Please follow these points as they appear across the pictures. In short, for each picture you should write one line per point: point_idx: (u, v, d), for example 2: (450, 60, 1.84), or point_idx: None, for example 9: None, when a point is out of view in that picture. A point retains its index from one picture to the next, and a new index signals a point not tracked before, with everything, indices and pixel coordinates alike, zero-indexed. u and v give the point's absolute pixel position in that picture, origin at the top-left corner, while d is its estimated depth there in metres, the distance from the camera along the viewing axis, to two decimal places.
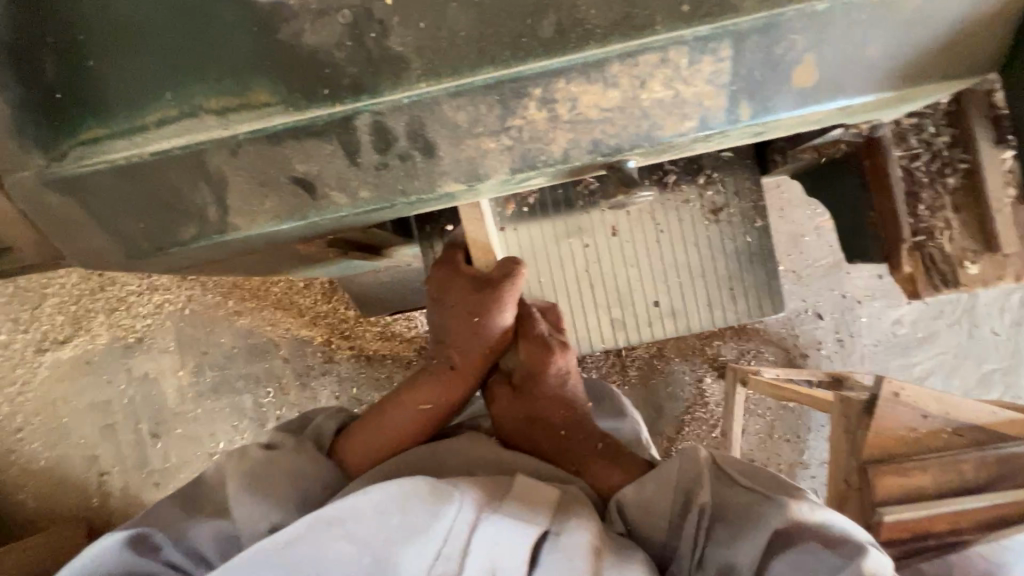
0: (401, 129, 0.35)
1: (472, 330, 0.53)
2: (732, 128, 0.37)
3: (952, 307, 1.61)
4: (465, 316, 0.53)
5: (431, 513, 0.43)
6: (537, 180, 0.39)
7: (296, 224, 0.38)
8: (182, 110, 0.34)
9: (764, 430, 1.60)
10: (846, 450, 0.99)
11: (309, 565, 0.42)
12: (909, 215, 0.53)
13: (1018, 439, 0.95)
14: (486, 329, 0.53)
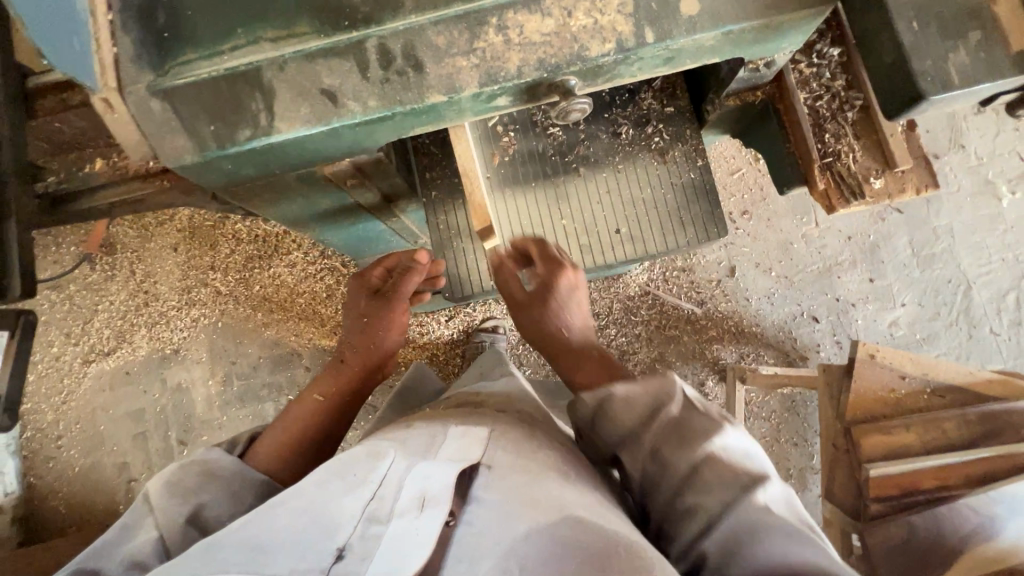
0: (399, 50, 0.49)
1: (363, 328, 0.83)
2: (642, 47, 0.50)
3: (948, 308, 1.64)
4: (358, 320, 0.84)
5: (368, 468, 0.53)
6: (504, 101, 0.54)
7: (321, 128, 0.50)
8: (248, 40, 0.49)
9: (770, 434, 1.61)
10: (833, 414, 1.02)
11: (260, 535, 0.48)
12: (818, 143, 0.64)
13: (999, 398, 0.98)
14: (375, 325, 0.83)
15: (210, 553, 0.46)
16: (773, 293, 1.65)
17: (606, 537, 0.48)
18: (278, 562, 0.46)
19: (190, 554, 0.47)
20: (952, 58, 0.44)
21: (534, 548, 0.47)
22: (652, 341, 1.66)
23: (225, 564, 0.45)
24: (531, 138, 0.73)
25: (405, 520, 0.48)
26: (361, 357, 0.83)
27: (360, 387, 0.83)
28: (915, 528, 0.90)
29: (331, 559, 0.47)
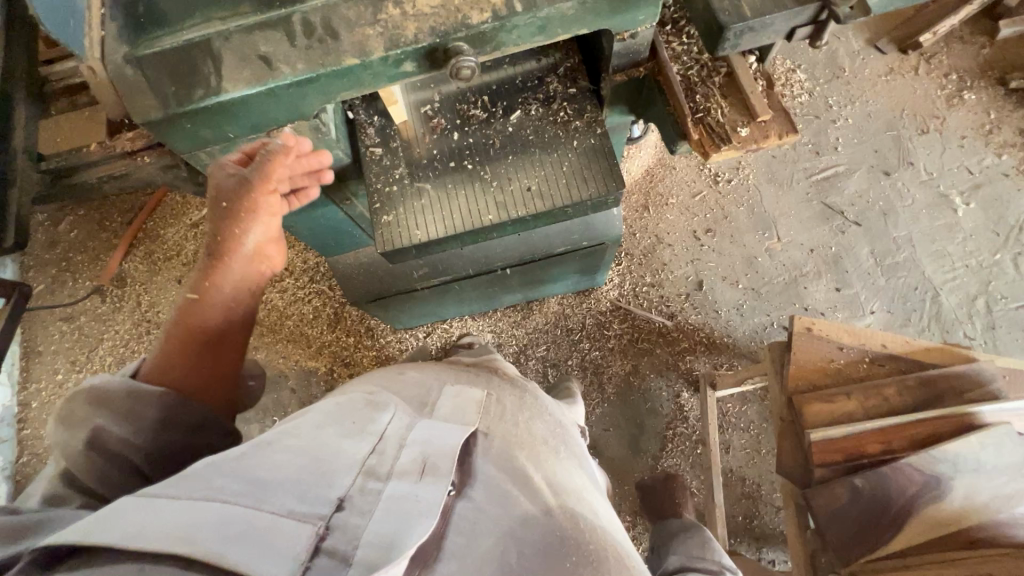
0: (318, 22, 0.63)
1: (228, 223, 0.70)
2: (512, 15, 0.63)
3: (919, 314, 1.66)
4: (220, 208, 0.70)
5: (371, 418, 0.58)
6: (411, 68, 0.67)
7: (259, 88, 0.64)
8: (202, 19, 0.63)
9: (751, 445, 1.58)
10: (779, 389, 1.05)
11: (258, 470, 0.47)
12: (689, 102, 0.74)
13: (937, 365, 1.00)
14: (241, 212, 0.70)
15: (206, 480, 0.45)
16: (742, 304, 1.69)
17: (568, 523, 0.60)
18: (278, 498, 0.46)
19: (185, 475, 0.46)
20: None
21: (530, 534, 0.56)
22: (626, 354, 1.69)
23: (224, 494, 0.44)
24: (454, 119, 0.85)
25: (405, 482, 0.50)
26: (229, 252, 0.70)
27: (243, 273, 0.71)
28: (859, 491, 0.89)
29: (330, 507, 0.47)
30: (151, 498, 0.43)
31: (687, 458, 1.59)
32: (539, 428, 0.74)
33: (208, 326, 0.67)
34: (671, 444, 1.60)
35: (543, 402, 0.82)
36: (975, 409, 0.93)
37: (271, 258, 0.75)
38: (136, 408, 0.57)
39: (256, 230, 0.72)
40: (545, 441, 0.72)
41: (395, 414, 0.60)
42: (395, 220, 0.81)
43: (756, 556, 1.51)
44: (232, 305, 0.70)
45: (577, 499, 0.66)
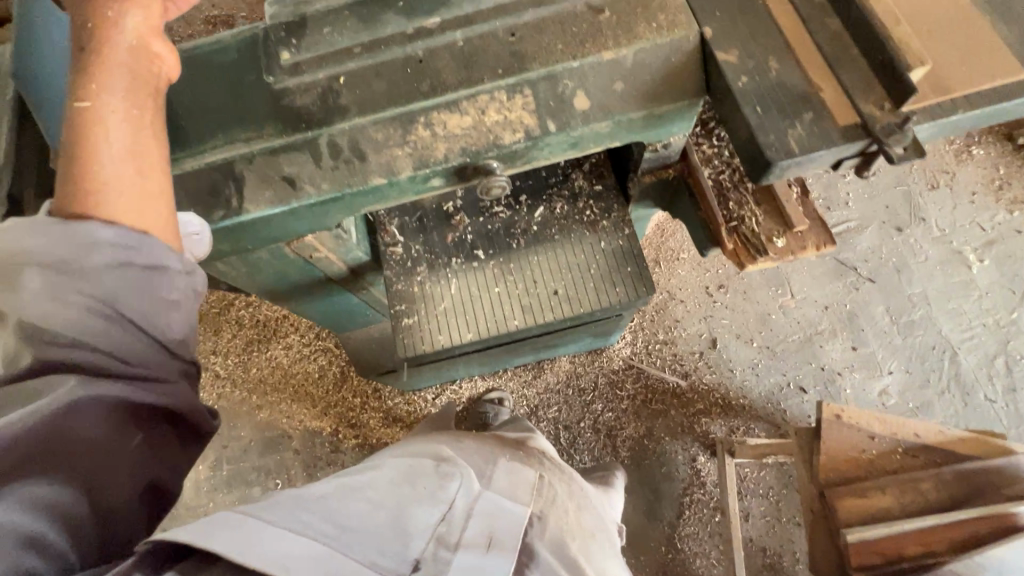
0: (345, 144, 0.61)
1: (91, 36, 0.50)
2: (545, 135, 0.61)
3: (937, 375, 1.63)
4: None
5: (439, 484, 0.62)
6: (438, 184, 0.65)
7: (281, 208, 0.61)
8: (224, 140, 0.61)
9: (770, 513, 1.53)
10: (807, 478, 1.02)
11: (342, 514, 0.53)
12: (723, 209, 0.72)
13: (974, 457, 0.96)
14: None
15: (299, 513, 0.52)
16: (757, 364, 1.66)
17: None
18: (362, 547, 0.51)
19: (281, 503, 0.53)
20: (791, 132, 0.54)
21: None
22: (639, 416, 1.65)
23: (314, 532, 0.50)
24: (475, 217, 0.83)
25: (472, 553, 0.56)
26: (100, 59, 0.49)
27: (137, 66, 0.51)
28: None
29: (408, 566, 0.52)
30: (255, 521, 0.49)
31: (705, 527, 1.54)
32: (588, 521, 0.77)
33: (112, 141, 0.47)
34: (688, 511, 1.55)
35: (591, 498, 0.85)
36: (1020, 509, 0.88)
37: (163, 55, 0.53)
38: (67, 237, 0.44)
39: (131, 31, 0.51)
40: (594, 536, 0.75)
41: (462, 483, 0.64)
42: (416, 322, 0.77)
43: None
44: (134, 110, 0.49)
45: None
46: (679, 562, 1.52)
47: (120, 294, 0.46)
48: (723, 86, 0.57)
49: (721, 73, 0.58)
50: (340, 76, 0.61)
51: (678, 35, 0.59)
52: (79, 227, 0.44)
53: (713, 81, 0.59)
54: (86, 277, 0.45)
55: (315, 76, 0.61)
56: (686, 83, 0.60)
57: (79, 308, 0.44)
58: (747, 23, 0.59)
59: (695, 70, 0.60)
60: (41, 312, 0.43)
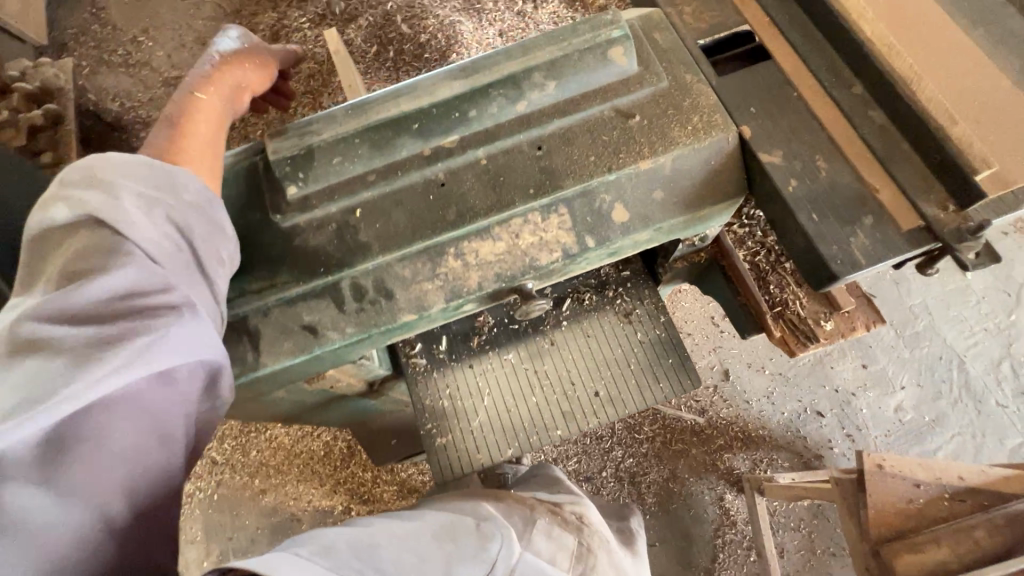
0: (370, 284, 0.56)
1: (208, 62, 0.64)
2: (585, 252, 0.56)
3: (948, 385, 1.64)
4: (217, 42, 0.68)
5: (480, 545, 0.57)
6: (471, 307, 0.59)
7: (303, 358, 0.55)
8: (235, 291, 0.56)
9: (805, 546, 1.50)
10: (857, 534, 0.99)
11: (387, 565, 0.50)
12: (765, 295, 0.68)
13: (1021, 495, 0.95)
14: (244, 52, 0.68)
15: (347, 556, 0.49)
16: (772, 392, 1.64)
17: None
18: None
19: (331, 541, 0.51)
20: (854, 241, 0.51)
21: None
22: (661, 458, 1.61)
23: None
24: (499, 312, 0.77)
25: None
26: (218, 72, 0.64)
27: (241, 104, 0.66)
28: None
29: None
30: (303, 561, 0.46)
31: (741, 568, 1.51)
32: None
33: (211, 129, 0.59)
34: (723, 554, 1.52)
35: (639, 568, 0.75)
36: None
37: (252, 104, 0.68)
38: (158, 168, 0.47)
39: (237, 70, 0.66)
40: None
41: (504, 548, 0.58)
42: (452, 443, 0.73)
43: None
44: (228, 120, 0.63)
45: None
46: None
47: (195, 224, 0.48)
48: (771, 190, 0.54)
49: (765, 176, 0.55)
50: (356, 208, 0.57)
51: (716, 136, 0.56)
52: (175, 169, 0.48)
53: (755, 182, 0.56)
54: (173, 202, 0.47)
55: (329, 210, 0.57)
56: (728, 184, 0.57)
57: (162, 230, 0.45)
58: (784, 120, 0.56)
59: (737, 170, 0.57)
60: (135, 223, 0.43)
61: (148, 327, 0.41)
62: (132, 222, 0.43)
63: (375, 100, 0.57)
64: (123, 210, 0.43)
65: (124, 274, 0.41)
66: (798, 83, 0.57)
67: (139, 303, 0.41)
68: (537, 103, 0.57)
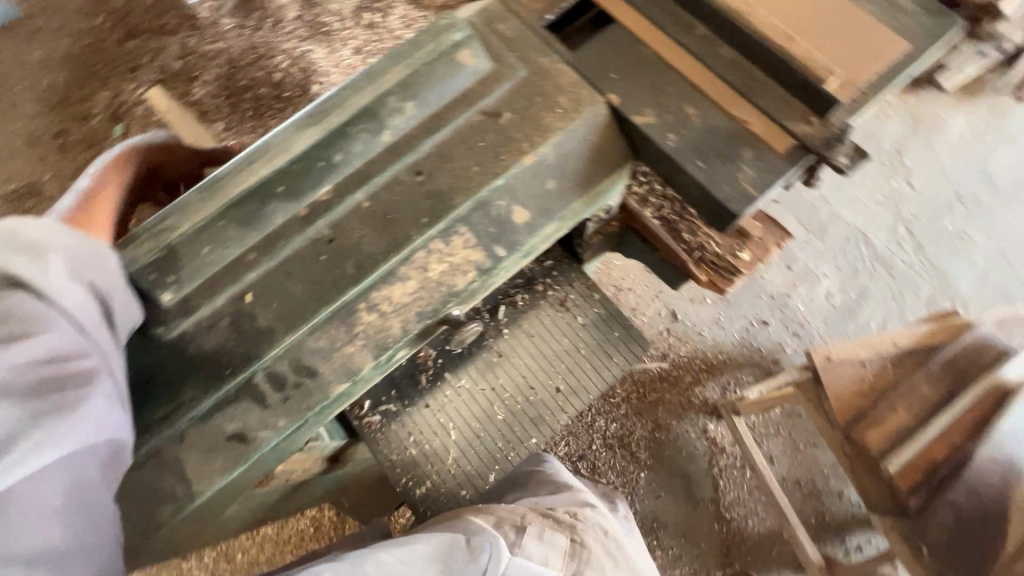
0: (288, 368, 0.51)
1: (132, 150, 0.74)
2: (499, 262, 0.55)
3: (860, 261, 1.71)
4: None
5: (471, 560, 0.58)
6: (405, 353, 0.56)
7: (241, 469, 0.50)
8: (138, 425, 0.50)
9: (788, 446, 1.60)
10: (828, 426, 1.05)
11: None
12: (681, 245, 0.69)
13: (948, 342, 1.03)
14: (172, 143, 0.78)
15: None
16: (718, 318, 1.72)
17: None
18: None
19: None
20: (742, 176, 0.52)
21: None
22: (642, 414, 1.65)
23: None
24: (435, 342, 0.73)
25: None
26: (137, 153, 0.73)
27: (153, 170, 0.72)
28: (959, 507, 0.91)
29: None
30: None
31: (743, 487, 1.58)
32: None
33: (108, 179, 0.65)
34: (722, 480, 1.59)
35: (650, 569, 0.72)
36: (1002, 375, 0.96)
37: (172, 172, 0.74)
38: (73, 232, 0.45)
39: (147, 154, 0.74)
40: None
41: (496, 558, 0.59)
42: (434, 488, 0.70)
43: (842, 546, 1.53)
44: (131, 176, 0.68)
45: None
46: (736, 530, 1.55)
47: (112, 295, 0.46)
48: (655, 148, 0.55)
49: (644, 137, 0.55)
50: (244, 293, 0.52)
51: (588, 111, 0.55)
52: (98, 243, 0.47)
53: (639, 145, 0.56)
54: (89, 268, 0.45)
55: (215, 305, 0.51)
56: (614, 154, 0.57)
57: (80, 299, 0.43)
58: (643, 78, 0.56)
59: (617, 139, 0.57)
60: (55, 286, 0.41)
61: (69, 409, 0.38)
62: (53, 285, 0.41)
63: (225, 177, 0.53)
64: (41, 269, 0.41)
65: (45, 343, 0.39)
66: (646, 38, 0.57)
67: (55, 377, 0.38)
68: (401, 127, 0.55)
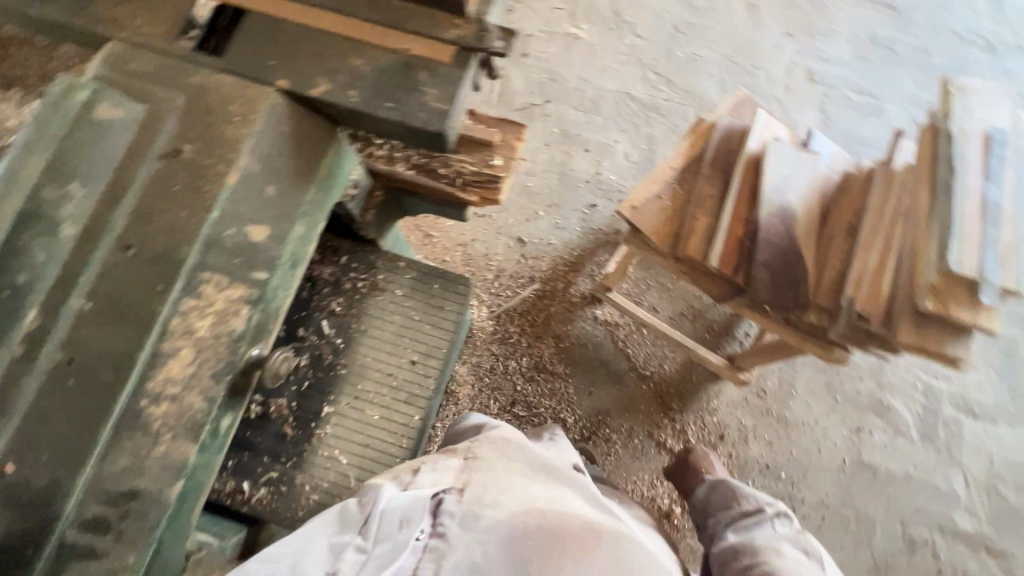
0: (128, 436, 0.62)
1: None
2: (267, 280, 0.67)
3: (636, 115, 1.98)
4: None
5: (348, 523, 0.69)
6: (230, 419, 0.70)
7: (149, 528, 0.62)
8: (23, 539, 0.58)
9: (662, 290, 1.80)
10: (660, 258, 1.19)
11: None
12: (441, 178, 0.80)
13: (704, 145, 1.24)
14: None
15: None
16: (556, 222, 1.86)
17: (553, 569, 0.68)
18: None
19: None
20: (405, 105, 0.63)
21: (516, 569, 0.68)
22: (540, 335, 1.76)
23: None
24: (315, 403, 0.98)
25: (388, 547, 0.67)
26: None
27: None
28: (768, 262, 1.08)
29: None
30: None
31: (646, 343, 1.76)
32: (537, 490, 0.77)
33: None
34: (629, 347, 1.76)
35: (551, 460, 0.86)
36: (748, 151, 1.18)
37: None
38: None
39: None
40: (545, 498, 0.75)
41: (376, 505, 0.70)
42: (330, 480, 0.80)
43: (738, 341, 1.75)
44: None
45: (572, 553, 0.69)
46: (659, 380, 1.73)
47: None
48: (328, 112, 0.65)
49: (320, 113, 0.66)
50: (41, 402, 0.60)
51: (264, 110, 0.65)
52: None
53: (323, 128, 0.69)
54: None
55: (16, 420, 0.60)
56: (317, 141, 0.70)
57: None
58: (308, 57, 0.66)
59: (311, 128, 0.69)
60: None
61: None
62: None
63: None
64: None
65: None
66: (268, 35, 0.67)
67: None
68: (81, 211, 0.62)
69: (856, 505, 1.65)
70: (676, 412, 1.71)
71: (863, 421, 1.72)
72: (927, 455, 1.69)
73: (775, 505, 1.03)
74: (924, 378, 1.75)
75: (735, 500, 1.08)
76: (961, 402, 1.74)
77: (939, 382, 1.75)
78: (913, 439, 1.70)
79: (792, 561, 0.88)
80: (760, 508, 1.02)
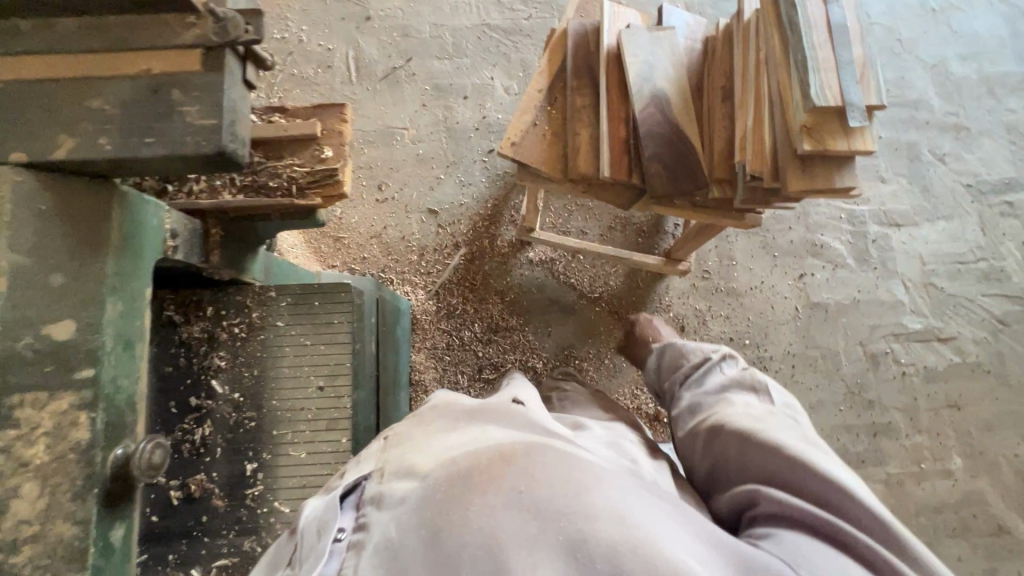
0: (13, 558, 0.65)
1: None
2: (95, 373, 0.69)
3: (503, 45, 1.88)
4: None
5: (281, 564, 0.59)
6: (123, 529, 0.73)
7: None
8: None
9: (584, 211, 1.77)
10: (556, 185, 1.16)
11: None
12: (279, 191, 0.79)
13: (562, 55, 1.18)
14: None
15: None
16: (459, 181, 1.79)
17: (480, 509, 0.51)
18: None
19: None
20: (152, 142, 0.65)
21: (437, 528, 0.51)
22: (483, 296, 1.73)
23: None
24: (233, 466, 0.93)
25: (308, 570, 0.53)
26: None
27: None
28: (656, 155, 1.06)
29: None
30: None
31: (587, 267, 1.75)
32: (460, 437, 0.62)
33: None
34: (572, 277, 1.74)
35: (487, 403, 0.72)
36: (606, 46, 1.13)
37: None
38: None
39: None
40: (466, 441, 0.60)
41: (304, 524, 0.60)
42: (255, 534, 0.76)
43: (670, 235, 1.76)
44: None
45: (483, 482, 0.53)
46: (610, 297, 1.74)
47: None
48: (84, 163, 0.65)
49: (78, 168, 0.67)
50: None
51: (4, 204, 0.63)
52: None
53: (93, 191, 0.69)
54: None
55: None
56: (92, 215, 0.69)
57: None
58: (40, 108, 0.64)
59: (78, 197, 0.68)
60: None
61: None
62: None
63: None
64: None
65: None
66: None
67: None
68: None
69: (817, 345, 1.74)
70: (635, 321, 1.73)
71: (803, 267, 1.78)
72: (867, 277, 1.78)
73: (721, 350, 1.05)
74: (846, 208, 1.81)
75: (686, 358, 1.11)
76: (883, 218, 1.81)
77: (859, 206, 1.82)
78: (851, 267, 1.78)
79: (741, 402, 0.87)
80: (708, 357, 1.05)
